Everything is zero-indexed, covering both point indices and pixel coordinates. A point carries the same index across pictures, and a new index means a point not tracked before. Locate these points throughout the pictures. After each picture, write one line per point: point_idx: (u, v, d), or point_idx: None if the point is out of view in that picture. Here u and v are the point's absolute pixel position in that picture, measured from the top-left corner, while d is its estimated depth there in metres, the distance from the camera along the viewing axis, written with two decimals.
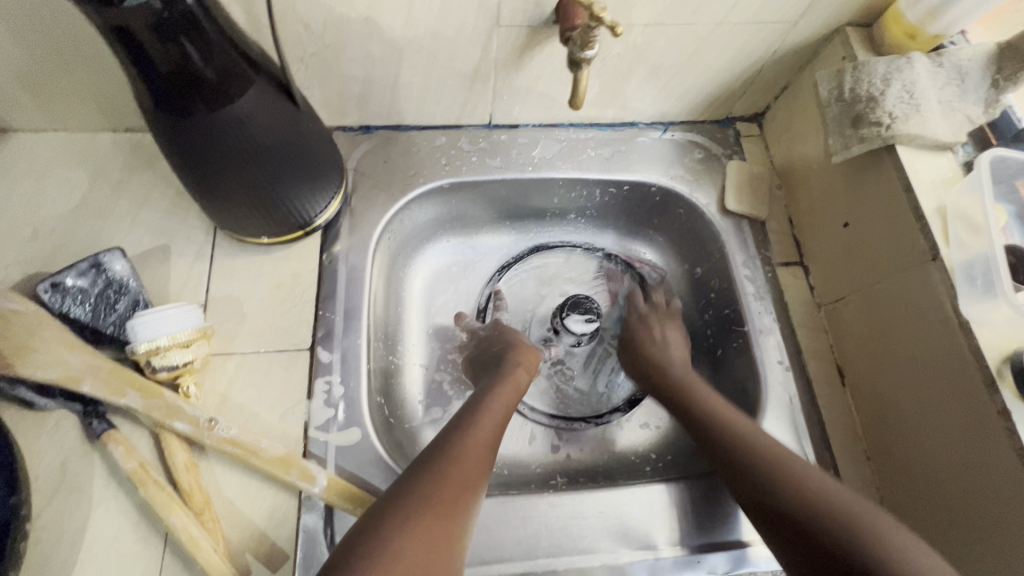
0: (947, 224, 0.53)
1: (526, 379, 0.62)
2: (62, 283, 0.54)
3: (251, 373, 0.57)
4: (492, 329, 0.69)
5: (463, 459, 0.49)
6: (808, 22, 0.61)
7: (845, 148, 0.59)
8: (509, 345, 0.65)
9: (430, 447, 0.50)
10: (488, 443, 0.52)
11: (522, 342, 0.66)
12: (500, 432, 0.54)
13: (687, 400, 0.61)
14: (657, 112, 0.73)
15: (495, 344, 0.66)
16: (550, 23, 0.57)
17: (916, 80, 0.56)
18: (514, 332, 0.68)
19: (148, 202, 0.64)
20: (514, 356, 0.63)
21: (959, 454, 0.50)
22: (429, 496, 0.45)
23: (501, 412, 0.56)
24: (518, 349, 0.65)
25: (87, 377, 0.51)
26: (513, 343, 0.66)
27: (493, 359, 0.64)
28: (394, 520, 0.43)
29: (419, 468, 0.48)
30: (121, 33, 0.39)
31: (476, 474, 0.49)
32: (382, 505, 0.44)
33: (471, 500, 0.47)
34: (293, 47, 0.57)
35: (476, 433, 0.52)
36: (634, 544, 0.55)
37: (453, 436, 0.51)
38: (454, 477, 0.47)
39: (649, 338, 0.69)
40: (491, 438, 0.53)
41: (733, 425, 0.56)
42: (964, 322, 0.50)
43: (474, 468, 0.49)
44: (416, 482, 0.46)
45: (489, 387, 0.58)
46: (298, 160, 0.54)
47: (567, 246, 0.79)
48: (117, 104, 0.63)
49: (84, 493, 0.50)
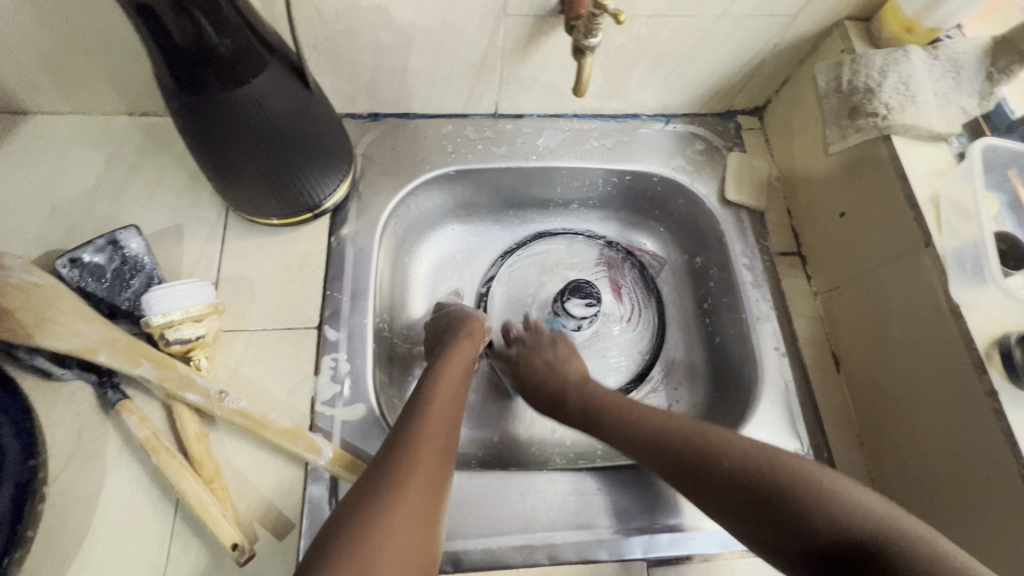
0: (940, 212, 0.54)
1: (473, 351, 0.61)
2: (80, 258, 0.56)
3: (260, 350, 0.59)
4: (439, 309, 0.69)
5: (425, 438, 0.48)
6: (808, 15, 0.63)
7: (840, 139, 0.62)
8: (456, 317, 0.65)
9: (393, 436, 0.48)
10: (444, 423, 0.50)
11: (461, 309, 0.67)
12: (456, 411, 0.53)
13: (608, 400, 0.59)
14: (660, 104, 0.74)
15: (439, 325, 0.65)
16: (555, 13, 0.59)
17: (912, 72, 0.57)
18: (459, 310, 0.66)
19: (162, 184, 0.66)
20: (456, 335, 0.62)
21: (948, 434, 0.52)
22: (402, 480, 0.44)
23: (455, 383, 0.55)
24: (462, 325, 0.63)
25: (103, 349, 0.53)
26: (452, 324, 0.64)
27: (438, 340, 0.63)
28: (372, 497, 0.42)
29: (389, 450, 0.47)
30: (144, 11, 0.41)
31: (442, 457, 0.48)
32: (363, 485, 0.44)
33: (439, 479, 0.46)
34: (307, 33, 0.59)
35: (435, 406, 0.51)
36: (631, 520, 0.56)
37: (419, 417, 0.50)
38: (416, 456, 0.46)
39: (533, 366, 0.65)
40: (449, 420, 0.51)
41: (660, 415, 0.55)
42: (954, 307, 0.51)
43: (439, 453, 0.48)
44: (390, 464, 0.45)
45: (440, 362, 0.58)
46: (309, 143, 0.56)
47: (570, 236, 0.79)
48: (135, 88, 0.65)
49: (98, 460, 0.52)
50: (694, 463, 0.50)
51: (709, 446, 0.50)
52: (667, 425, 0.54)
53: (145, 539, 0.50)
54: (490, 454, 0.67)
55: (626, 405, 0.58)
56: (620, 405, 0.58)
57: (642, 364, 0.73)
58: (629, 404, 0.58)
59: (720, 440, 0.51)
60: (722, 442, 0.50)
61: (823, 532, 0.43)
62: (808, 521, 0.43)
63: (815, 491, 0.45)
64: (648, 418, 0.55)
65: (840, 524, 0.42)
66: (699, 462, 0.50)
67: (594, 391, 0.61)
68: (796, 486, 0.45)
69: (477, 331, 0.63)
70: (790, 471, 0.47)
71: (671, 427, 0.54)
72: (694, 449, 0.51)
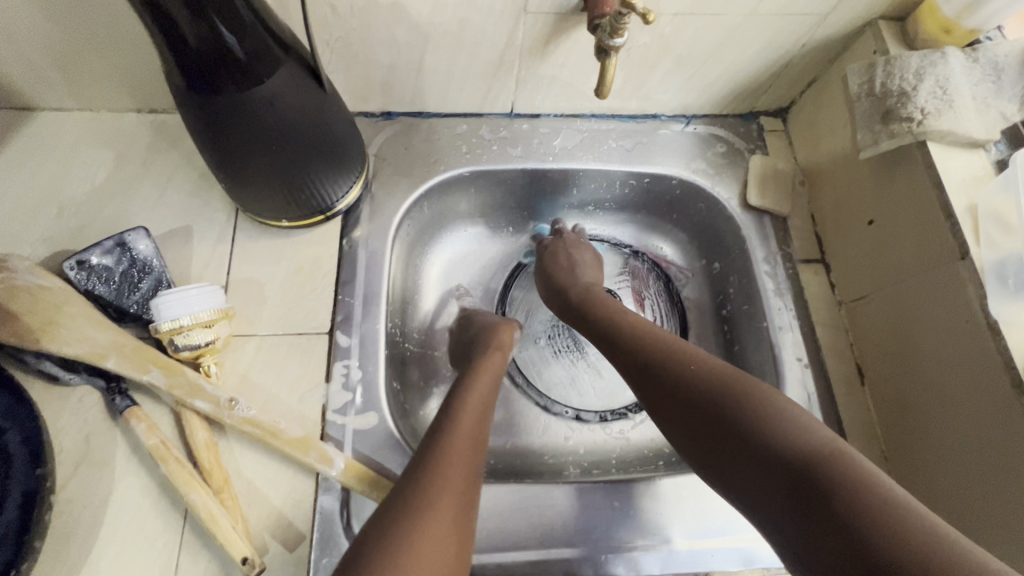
0: (978, 223, 0.52)
1: (502, 361, 0.59)
2: (87, 261, 0.55)
3: (271, 355, 0.58)
4: (467, 316, 0.69)
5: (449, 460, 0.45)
6: (840, 14, 0.60)
7: (873, 144, 0.58)
8: (486, 329, 0.64)
9: (418, 453, 0.47)
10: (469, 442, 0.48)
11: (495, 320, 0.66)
12: (484, 425, 0.51)
13: (605, 317, 0.60)
14: (680, 104, 0.72)
15: (462, 331, 0.67)
16: (577, 11, 0.57)
17: (950, 75, 0.55)
18: (475, 316, 0.68)
19: (171, 183, 0.64)
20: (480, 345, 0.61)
21: (981, 455, 0.50)
22: (428, 508, 0.41)
23: (485, 396, 0.54)
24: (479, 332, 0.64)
25: (112, 354, 0.52)
26: (469, 329, 0.66)
27: (468, 351, 0.63)
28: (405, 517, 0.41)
29: (414, 474, 0.44)
30: (155, 8, 0.39)
31: (468, 473, 0.46)
32: (390, 506, 0.42)
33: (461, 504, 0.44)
34: (320, 30, 0.57)
35: (463, 419, 0.49)
36: (647, 535, 0.55)
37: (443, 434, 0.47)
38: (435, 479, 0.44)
39: (552, 262, 0.69)
40: (476, 434, 0.49)
41: (647, 333, 0.56)
42: (993, 323, 0.49)
43: (465, 467, 0.46)
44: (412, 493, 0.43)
45: (470, 374, 0.56)
46: (322, 143, 0.54)
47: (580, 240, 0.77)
48: (143, 85, 0.63)
49: (106, 468, 0.51)
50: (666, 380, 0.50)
51: (678, 364, 0.51)
52: (654, 342, 0.54)
53: (154, 549, 0.49)
54: (502, 464, 0.65)
55: (616, 323, 0.58)
56: (610, 325, 0.58)
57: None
58: (620, 321, 0.58)
59: (699, 360, 0.50)
60: (700, 360, 0.50)
61: (762, 449, 0.43)
62: (755, 441, 0.43)
63: (770, 416, 0.43)
64: (635, 334, 0.56)
65: (781, 446, 0.41)
66: (670, 376, 0.50)
67: (590, 309, 0.62)
68: (752, 408, 0.44)
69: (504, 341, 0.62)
70: (752, 395, 0.45)
71: (652, 345, 0.54)
72: (668, 367, 0.51)
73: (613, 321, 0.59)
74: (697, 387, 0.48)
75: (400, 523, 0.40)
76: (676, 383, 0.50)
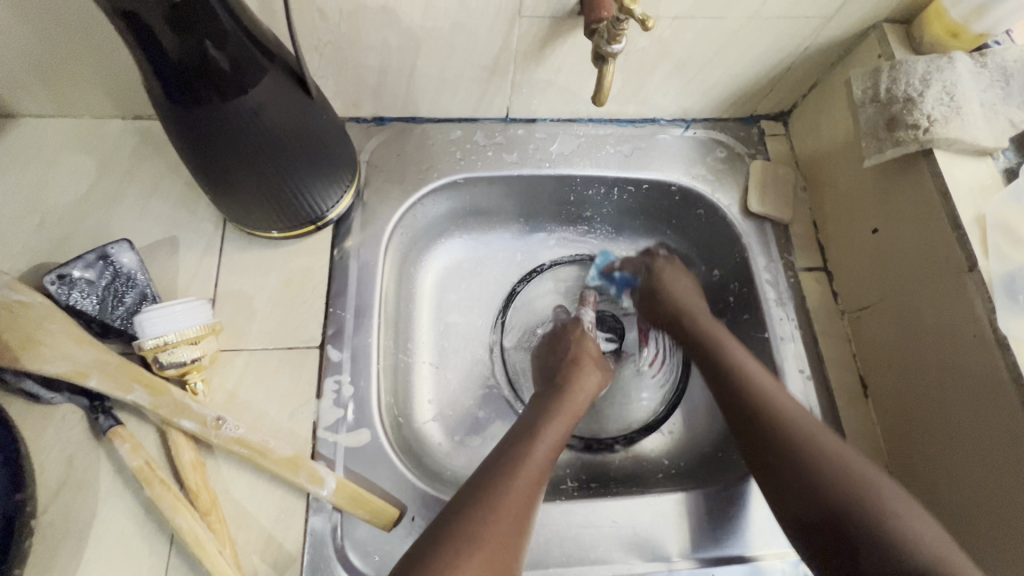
0: (986, 234, 0.50)
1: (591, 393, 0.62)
2: (69, 274, 0.53)
3: (260, 370, 0.56)
4: (564, 334, 0.67)
5: (527, 471, 0.49)
6: (844, 16, 0.58)
7: (877, 152, 0.56)
8: (569, 354, 0.64)
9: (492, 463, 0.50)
10: (548, 459, 0.52)
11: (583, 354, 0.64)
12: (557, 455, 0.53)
13: (714, 356, 0.59)
14: (680, 109, 0.70)
15: (554, 343, 0.66)
16: (574, 15, 0.55)
17: (957, 81, 0.53)
18: (581, 341, 0.66)
19: (156, 192, 0.62)
20: (571, 365, 0.62)
21: (988, 472, 0.49)
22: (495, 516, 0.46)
23: (568, 427, 0.56)
24: (570, 350, 0.64)
25: (94, 372, 0.50)
26: (561, 346, 0.65)
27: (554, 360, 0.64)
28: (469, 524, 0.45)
29: (482, 483, 0.48)
30: (132, 18, 0.38)
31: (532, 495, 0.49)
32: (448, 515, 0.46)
33: (530, 513, 0.47)
34: (308, 35, 0.55)
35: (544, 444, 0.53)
36: (648, 555, 0.53)
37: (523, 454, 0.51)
38: (520, 491, 0.48)
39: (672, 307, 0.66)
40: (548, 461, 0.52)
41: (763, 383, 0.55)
42: (1001, 338, 0.47)
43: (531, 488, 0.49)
44: (483, 496, 0.47)
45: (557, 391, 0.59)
46: (312, 153, 0.52)
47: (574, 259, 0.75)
48: (126, 91, 0.61)
49: (89, 490, 0.50)
50: (767, 436, 0.52)
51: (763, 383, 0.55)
52: (766, 396, 0.54)
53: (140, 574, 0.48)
54: None
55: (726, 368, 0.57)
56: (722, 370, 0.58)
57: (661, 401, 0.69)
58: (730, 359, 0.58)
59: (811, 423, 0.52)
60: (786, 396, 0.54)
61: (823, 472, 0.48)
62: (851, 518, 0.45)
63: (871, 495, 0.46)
64: (744, 383, 0.55)
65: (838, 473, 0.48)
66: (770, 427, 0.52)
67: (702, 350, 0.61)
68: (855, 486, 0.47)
69: (587, 386, 0.61)
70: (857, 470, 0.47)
71: (767, 396, 0.54)
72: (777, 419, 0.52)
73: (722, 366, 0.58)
74: (809, 447, 0.50)
75: (467, 528, 0.44)
76: (780, 438, 0.51)
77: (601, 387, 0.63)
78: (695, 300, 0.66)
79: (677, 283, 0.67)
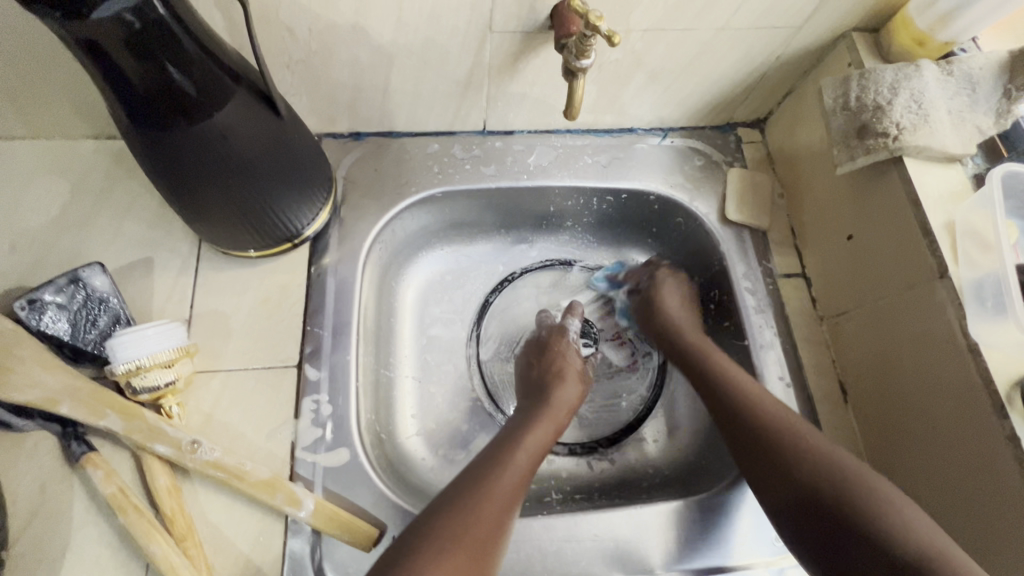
0: (956, 241, 0.51)
1: (576, 396, 0.62)
2: (39, 298, 0.52)
3: (237, 392, 0.56)
4: (546, 343, 0.67)
5: (509, 473, 0.50)
6: (814, 26, 0.59)
7: (849, 160, 0.57)
8: (547, 361, 0.65)
9: (470, 469, 0.51)
10: (529, 466, 0.53)
11: (565, 364, 0.64)
12: (536, 465, 0.54)
13: (711, 380, 0.58)
14: (656, 118, 0.71)
15: (537, 355, 0.66)
16: (544, 29, 0.55)
17: (925, 89, 0.54)
18: (564, 353, 0.65)
19: (130, 213, 0.62)
20: (553, 380, 0.62)
21: (964, 477, 0.49)
22: (470, 522, 0.46)
23: (547, 436, 0.56)
24: (554, 363, 0.64)
25: (65, 399, 0.49)
26: (546, 359, 0.65)
27: (534, 366, 0.65)
28: (442, 530, 0.45)
29: (460, 490, 0.48)
30: (89, 46, 0.37)
31: (509, 500, 0.49)
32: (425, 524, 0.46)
33: (509, 515, 0.48)
34: (278, 53, 0.55)
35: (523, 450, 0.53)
36: (630, 568, 0.53)
37: (503, 462, 0.51)
38: (501, 492, 0.49)
39: (665, 325, 0.67)
40: (527, 469, 0.52)
41: (769, 411, 0.53)
42: (972, 344, 0.48)
43: (509, 496, 0.49)
44: (465, 494, 0.48)
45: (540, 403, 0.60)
46: (283, 172, 0.52)
47: (549, 265, 0.77)
48: (97, 112, 0.60)
49: (62, 518, 0.49)
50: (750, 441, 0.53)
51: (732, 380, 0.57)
52: (741, 391, 0.55)
53: None
54: None
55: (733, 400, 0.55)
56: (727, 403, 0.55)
57: (642, 410, 0.70)
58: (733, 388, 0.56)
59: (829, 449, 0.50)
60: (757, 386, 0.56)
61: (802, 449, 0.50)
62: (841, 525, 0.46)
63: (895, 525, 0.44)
64: (755, 414, 0.53)
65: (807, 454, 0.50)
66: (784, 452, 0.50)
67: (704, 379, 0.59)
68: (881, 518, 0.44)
69: (565, 400, 0.60)
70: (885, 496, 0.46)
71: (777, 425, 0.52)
72: (767, 424, 0.52)
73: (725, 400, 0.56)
74: (791, 442, 0.51)
75: (440, 534, 0.45)
76: (785, 455, 0.50)
77: (580, 402, 0.63)
78: (688, 307, 0.68)
79: (671, 292, 0.68)
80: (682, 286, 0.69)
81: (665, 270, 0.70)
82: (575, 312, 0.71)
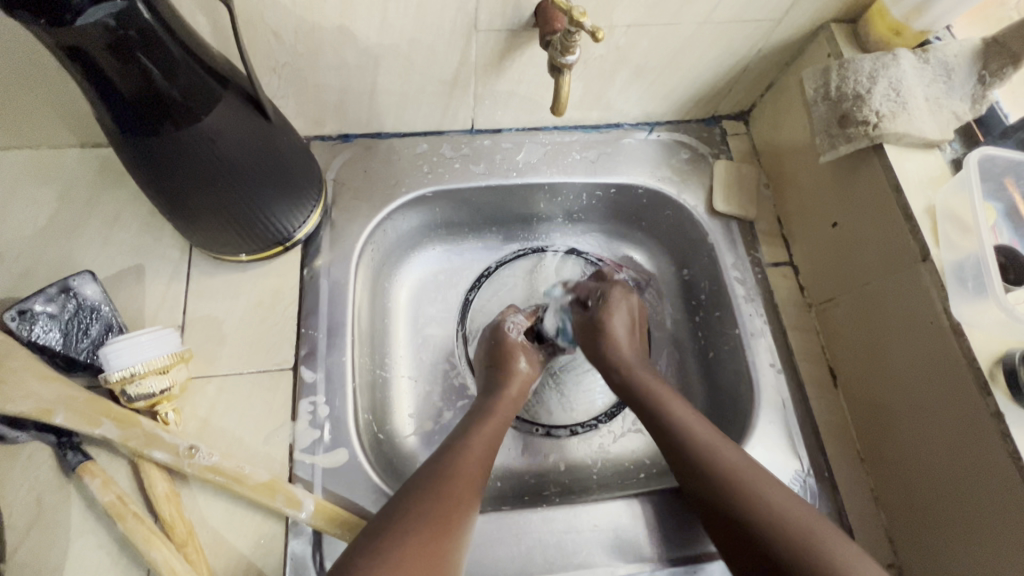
0: (937, 224, 0.52)
1: (519, 388, 0.62)
2: (30, 309, 0.52)
3: (233, 396, 0.56)
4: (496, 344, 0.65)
5: (469, 462, 0.52)
6: (793, 18, 0.60)
7: (832, 148, 0.58)
8: (495, 355, 0.64)
9: (441, 453, 0.53)
10: (485, 455, 0.54)
11: (511, 360, 0.63)
12: (491, 454, 0.55)
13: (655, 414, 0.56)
14: (643, 112, 0.72)
15: (493, 357, 0.64)
16: (529, 27, 0.56)
17: (902, 77, 0.55)
18: (511, 350, 0.64)
19: (120, 221, 0.62)
20: (502, 378, 0.62)
21: (952, 454, 0.50)
22: (427, 512, 0.47)
23: (496, 427, 0.57)
24: (504, 359, 0.63)
25: (60, 409, 0.49)
26: (500, 359, 0.64)
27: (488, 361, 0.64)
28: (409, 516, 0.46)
29: (423, 481, 0.50)
30: (74, 51, 0.37)
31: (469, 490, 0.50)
32: (407, 509, 0.47)
33: (471, 500, 0.50)
34: (265, 57, 0.55)
35: (476, 444, 0.54)
36: (631, 556, 0.54)
37: (457, 456, 0.52)
38: (464, 478, 0.51)
39: (614, 358, 0.62)
40: (482, 462, 0.53)
41: (793, 522, 0.46)
42: (956, 325, 0.49)
43: (468, 484, 0.50)
44: (437, 475, 0.50)
45: (491, 395, 0.60)
46: (271, 175, 0.52)
47: (523, 254, 0.76)
48: (83, 121, 0.60)
49: (61, 528, 0.49)
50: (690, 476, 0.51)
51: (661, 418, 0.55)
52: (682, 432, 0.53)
53: None
54: (500, 487, 0.64)
55: (730, 493, 0.49)
56: (724, 496, 0.49)
57: None
58: (726, 469, 0.50)
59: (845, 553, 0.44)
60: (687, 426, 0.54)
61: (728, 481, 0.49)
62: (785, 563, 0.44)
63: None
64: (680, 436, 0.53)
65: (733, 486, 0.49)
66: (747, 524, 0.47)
67: (684, 458, 0.52)
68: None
69: (510, 393, 0.61)
70: None
71: (785, 526, 0.46)
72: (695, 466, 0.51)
73: (729, 495, 0.49)
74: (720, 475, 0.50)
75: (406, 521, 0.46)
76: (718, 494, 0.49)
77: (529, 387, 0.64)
78: (633, 333, 0.64)
79: (620, 317, 0.64)
80: (631, 311, 0.65)
81: (615, 293, 0.66)
82: (509, 313, 0.68)
